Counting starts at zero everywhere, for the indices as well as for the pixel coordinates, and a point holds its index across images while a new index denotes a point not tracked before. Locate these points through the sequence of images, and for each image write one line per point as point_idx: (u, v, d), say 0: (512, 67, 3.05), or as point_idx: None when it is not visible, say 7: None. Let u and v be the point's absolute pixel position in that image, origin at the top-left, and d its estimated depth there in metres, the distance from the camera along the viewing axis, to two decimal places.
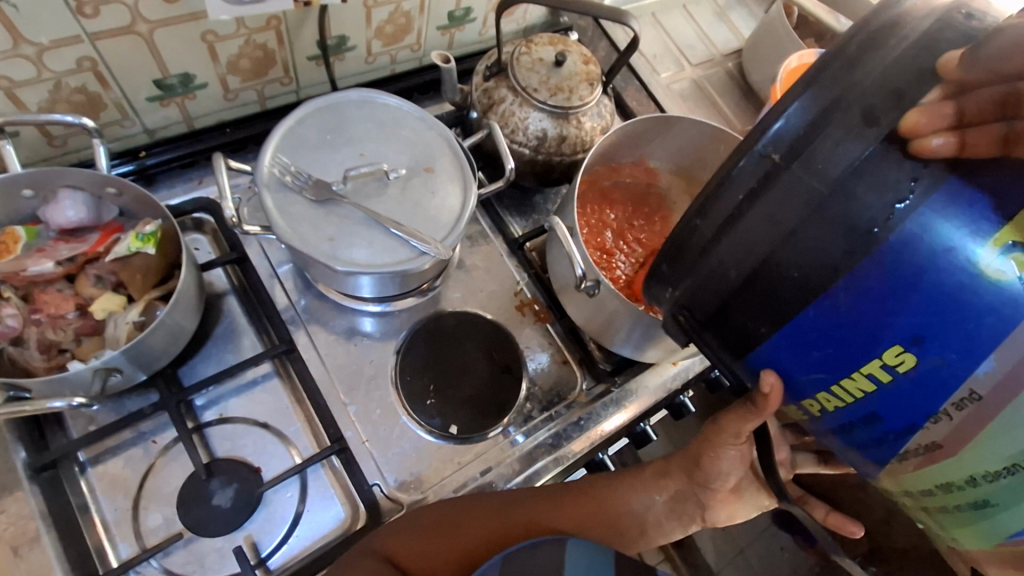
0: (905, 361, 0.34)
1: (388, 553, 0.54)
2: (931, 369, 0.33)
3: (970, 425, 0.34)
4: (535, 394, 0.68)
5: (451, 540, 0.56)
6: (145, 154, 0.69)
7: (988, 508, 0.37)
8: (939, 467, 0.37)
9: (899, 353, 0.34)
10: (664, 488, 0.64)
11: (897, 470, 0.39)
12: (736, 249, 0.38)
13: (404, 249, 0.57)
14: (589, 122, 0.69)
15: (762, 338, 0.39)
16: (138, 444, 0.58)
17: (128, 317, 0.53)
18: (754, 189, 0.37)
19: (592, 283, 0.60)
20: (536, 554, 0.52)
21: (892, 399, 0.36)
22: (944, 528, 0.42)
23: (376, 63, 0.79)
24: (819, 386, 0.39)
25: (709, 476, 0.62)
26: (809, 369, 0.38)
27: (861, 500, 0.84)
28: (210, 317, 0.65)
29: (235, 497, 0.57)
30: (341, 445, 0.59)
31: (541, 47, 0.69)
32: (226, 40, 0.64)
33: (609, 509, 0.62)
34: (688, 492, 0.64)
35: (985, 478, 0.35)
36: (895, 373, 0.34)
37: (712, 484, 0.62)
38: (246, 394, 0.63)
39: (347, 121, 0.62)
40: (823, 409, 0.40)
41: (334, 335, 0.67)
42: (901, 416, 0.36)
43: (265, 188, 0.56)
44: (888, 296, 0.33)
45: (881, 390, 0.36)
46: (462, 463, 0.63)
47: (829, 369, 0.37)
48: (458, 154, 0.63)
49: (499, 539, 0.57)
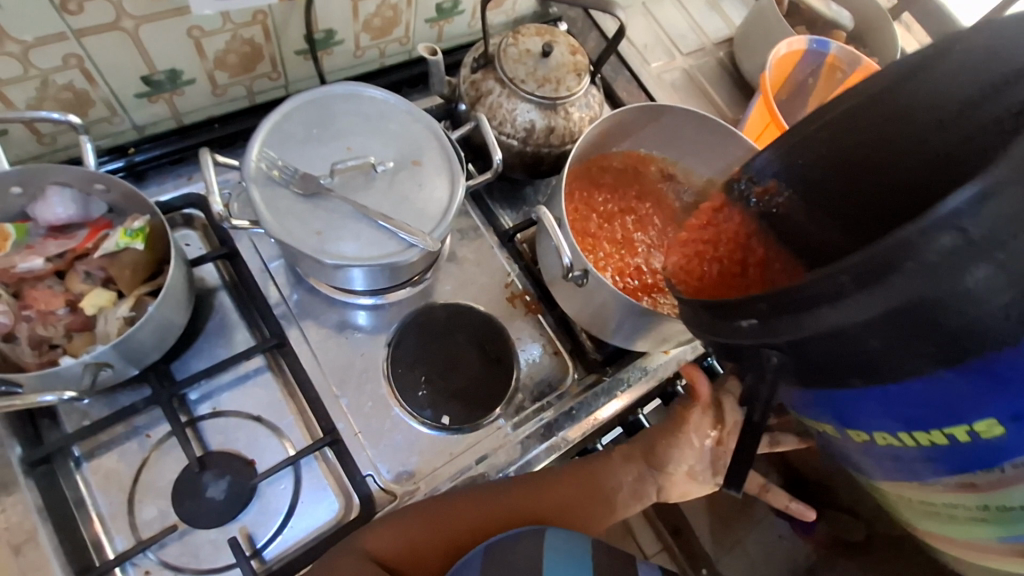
0: (991, 430, 0.32)
1: (371, 554, 0.54)
2: (1018, 444, 0.32)
3: (1020, 481, 0.33)
4: (526, 385, 0.69)
5: (438, 534, 0.57)
6: (134, 150, 0.69)
7: (981, 522, 0.37)
8: (965, 493, 0.37)
9: (991, 424, 0.32)
10: (629, 471, 0.66)
11: (913, 485, 0.40)
12: (885, 326, 0.32)
13: (392, 241, 0.58)
14: (576, 113, 0.69)
15: (850, 387, 0.36)
16: (132, 438, 0.58)
17: (119, 313, 0.53)
18: (934, 266, 0.30)
19: (580, 274, 0.60)
20: (517, 547, 0.53)
21: (958, 454, 0.35)
22: (921, 516, 0.43)
23: (365, 57, 0.79)
24: (883, 427, 0.37)
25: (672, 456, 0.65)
26: (885, 416, 0.36)
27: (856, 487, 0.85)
28: (201, 312, 0.65)
29: (227, 490, 0.57)
30: (333, 437, 0.60)
31: (528, 38, 0.69)
32: (213, 35, 0.64)
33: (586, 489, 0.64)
34: (646, 475, 0.66)
35: (998, 508, 0.35)
36: (976, 437, 0.33)
37: (668, 468, 0.66)
38: (238, 388, 0.63)
39: (334, 116, 0.62)
40: (870, 441, 0.39)
41: (326, 328, 0.67)
42: (959, 464, 0.35)
43: (253, 182, 0.57)
44: (1002, 376, 0.30)
45: (953, 445, 0.35)
46: (454, 454, 0.64)
47: (909, 421, 0.35)
48: (445, 146, 0.63)
49: (479, 532, 0.58)
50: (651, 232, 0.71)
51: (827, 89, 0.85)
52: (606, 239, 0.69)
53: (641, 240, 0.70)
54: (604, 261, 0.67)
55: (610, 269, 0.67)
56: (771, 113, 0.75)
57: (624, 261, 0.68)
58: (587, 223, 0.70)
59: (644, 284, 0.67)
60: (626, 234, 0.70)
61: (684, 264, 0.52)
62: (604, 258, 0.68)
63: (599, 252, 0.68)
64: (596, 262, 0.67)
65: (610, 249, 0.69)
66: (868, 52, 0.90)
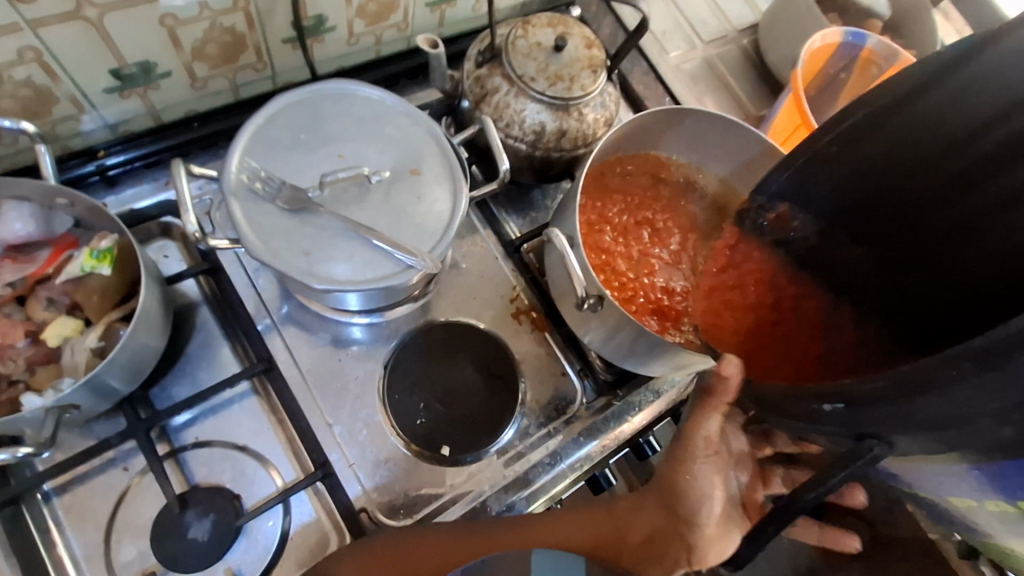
0: None
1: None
2: None
3: None
4: (533, 410, 0.64)
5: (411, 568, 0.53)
6: (103, 153, 0.63)
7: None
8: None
9: None
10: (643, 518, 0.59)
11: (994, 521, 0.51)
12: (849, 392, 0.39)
13: (389, 262, 0.52)
14: (591, 113, 0.63)
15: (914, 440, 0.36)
16: (108, 472, 0.54)
17: (87, 343, 0.48)
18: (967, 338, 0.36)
19: (596, 301, 0.55)
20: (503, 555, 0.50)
21: None
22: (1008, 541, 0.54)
23: (359, 44, 0.72)
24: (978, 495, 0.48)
25: (692, 500, 0.57)
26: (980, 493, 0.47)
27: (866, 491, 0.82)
28: (181, 331, 0.60)
29: (212, 529, 0.53)
30: (325, 470, 0.56)
31: (539, 29, 0.63)
32: (189, 24, 0.58)
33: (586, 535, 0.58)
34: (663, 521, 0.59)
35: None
36: None
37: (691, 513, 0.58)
38: (221, 415, 0.58)
39: (323, 119, 0.56)
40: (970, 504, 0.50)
41: (318, 348, 0.62)
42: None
43: (233, 197, 0.51)
44: None
45: None
46: (454, 486, 0.60)
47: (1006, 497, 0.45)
48: (447, 153, 0.57)
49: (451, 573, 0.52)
50: (671, 248, 0.66)
51: (861, 86, 0.78)
52: (621, 256, 0.64)
53: (659, 257, 0.65)
54: (619, 282, 0.62)
55: (625, 289, 0.62)
56: (802, 115, 0.69)
57: (641, 282, 0.63)
58: (601, 237, 0.64)
59: (660, 306, 0.62)
60: (642, 250, 0.65)
61: (714, 318, 0.54)
62: (619, 276, 0.62)
63: (611, 273, 0.62)
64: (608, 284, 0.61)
65: (625, 266, 0.63)
66: (903, 43, 0.84)
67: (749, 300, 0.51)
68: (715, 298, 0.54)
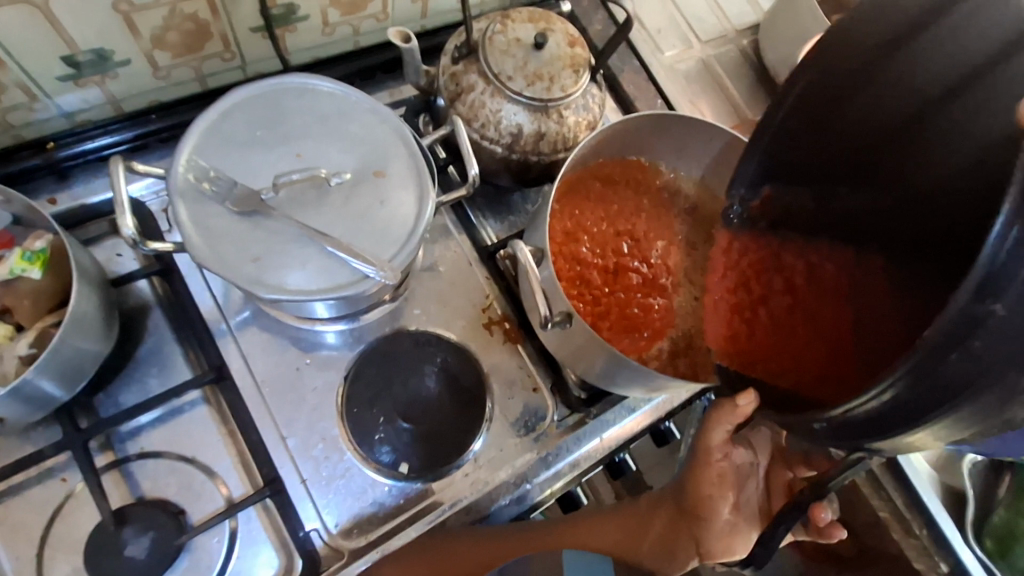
0: None
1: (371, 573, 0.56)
2: None
3: None
4: (500, 426, 0.61)
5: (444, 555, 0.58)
6: (53, 145, 0.60)
7: None
8: None
9: None
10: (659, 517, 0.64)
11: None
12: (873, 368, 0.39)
13: (345, 270, 0.49)
14: (572, 116, 0.59)
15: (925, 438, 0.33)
16: (45, 483, 0.51)
17: (17, 351, 0.45)
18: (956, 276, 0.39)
19: (562, 319, 0.52)
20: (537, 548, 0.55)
21: None
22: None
23: (335, 34, 0.69)
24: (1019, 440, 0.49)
25: (702, 504, 0.63)
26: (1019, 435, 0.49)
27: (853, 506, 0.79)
28: (132, 336, 0.57)
29: (151, 548, 0.50)
30: (274, 488, 0.54)
31: (519, 25, 0.59)
32: (145, 10, 0.55)
33: (608, 531, 0.62)
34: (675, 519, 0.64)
35: None
36: None
37: (701, 513, 0.63)
38: (171, 423, 0.56)
39: (282, 115, 0.52)
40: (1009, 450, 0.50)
41: (275, 357, 0.59)
42: None
43: (179, 198, 0.48)
44: None
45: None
46: (412, 506, 0.57)
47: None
48: (414, 154, 0.54)
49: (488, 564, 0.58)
50: (653, 262, 0.62)
51: None
52: (597, 267, 0.60)
53: (640, 269, 0.61)
54: (592, 296, 0.59)
55: (598, 303, 0.59)
56: None
57: (617, 297, 0.59)
58: (577, 247, 0.61)
59: (636, 321, 0.59)
60: (620, 261, 0.61)
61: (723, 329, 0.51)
62: (593, 289, 0.59)
63: (584, 287, 0.59)
64: (579, 300, 0.59)
65: (599, 278, 0.60)
66: None
67: (763, 297, 0.49)
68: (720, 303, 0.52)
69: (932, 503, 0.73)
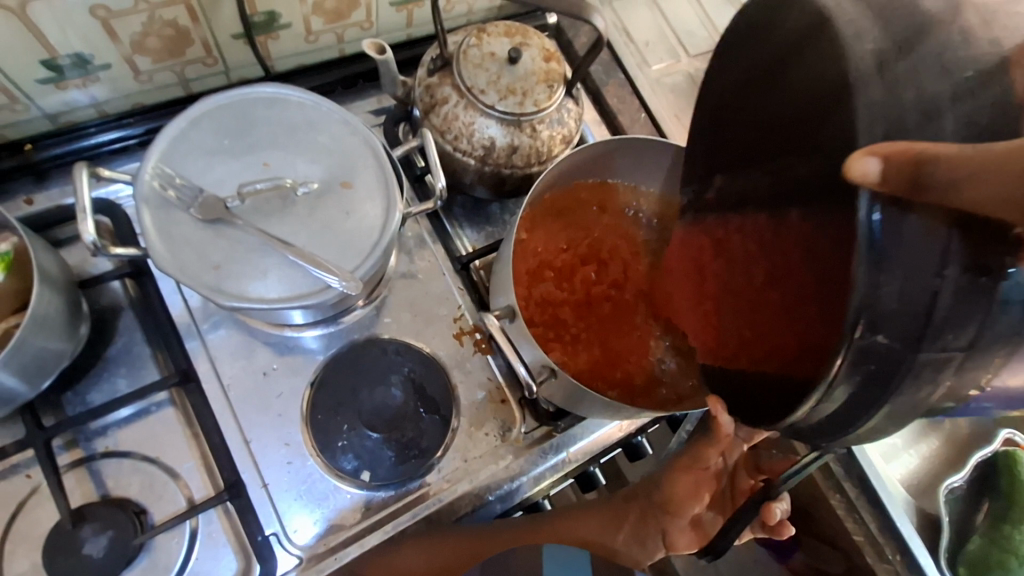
0: None
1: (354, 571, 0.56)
2: None
3: None
4: (467, 436, 0.61)
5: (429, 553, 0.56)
6: (31, 147, 0.61)
7: None
8: None
9: None
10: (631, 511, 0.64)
11: None
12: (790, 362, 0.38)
13: (306, 280, 0.49)
14: (546, 130, 0.59)
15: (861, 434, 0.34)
16: (10, 479, 0.53)
17: None
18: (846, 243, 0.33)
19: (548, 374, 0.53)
20: (510, 558, 0.55)
21: None
22: None
23: (319, 41, 0.69)
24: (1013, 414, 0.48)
25: (675, 496, 0.63)
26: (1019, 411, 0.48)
27: (837, 529, 0.77)
28: (102, 336, 0.58)
29: (108, 547, 0.51)
30: (234, 492, 0.54)
31: (494, 38, 0.59)
32: (124, 16, 0.55)
33: (576, 524, 0.62)
34: (651, 521, 0.64)
35: None
36: None
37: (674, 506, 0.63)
38: (135, 424, 0.57)
39: (252, 125, 0.53)
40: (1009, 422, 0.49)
41: (242, 362, 0.60)
42: None
43: (143, 204, 0.49)
44: None
45: None
46: (373, 515, 0.57)
47: None
48: (383, 166, 0.54)
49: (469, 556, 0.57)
50: (624, 284, 0.62)
51: None
52: (567, 305, 0.61)
53: (611, 295, 0.61)
54: (568, 336, 0.59)
55: (570, 339, 0.60)
56: None
57: (592, 330, 0.60)
58: (545, 285, 0.61)
59: (607, 354, 0.60)
60: (590, 292, 0.61)
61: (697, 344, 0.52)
62: (564, 329, 0.60)
63: (561, 329, 0.60)
64: (557, 345, 0.59)
65: (568, 316, 0.60)
66: None
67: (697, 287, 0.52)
68: (680, 297, 0.56)
69: (905, 529, 0.71)
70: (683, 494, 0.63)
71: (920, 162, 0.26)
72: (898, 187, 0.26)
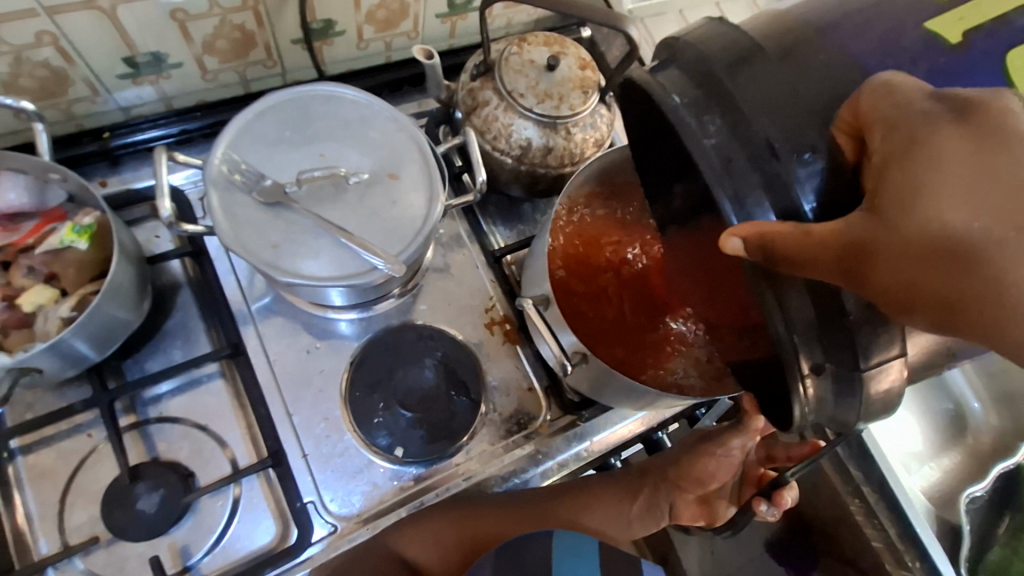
0: None
1: (402, 555, 0.58)
2: None
3: None
4: (495, 420, 0.64)
5: (464, 531, 0.59)
6: (108, 135, 0.66)
7: None
8: None
9: None
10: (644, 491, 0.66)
11: None
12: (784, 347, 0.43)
13: (355, 261, 0.53)
14: (579, 133, 0.63)
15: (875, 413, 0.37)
16: (73, 437, 0.57)
17: (60, 312, 0.52)
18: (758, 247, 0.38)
19: (578, 359, 0.56)
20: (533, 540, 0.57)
21: None
22: None
23: (369, 49, 0.74)
24: None
25: (692, 478, 0.66)
26: None
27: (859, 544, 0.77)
28: (161, 310, 0.63)
29: (159, 504, 0.55)
30: (276, 459, 0.57)
31: (534, 48, 0.63)
32: (199, 19, 0.61)
33: (589, 501, 0.64)
34: (659, 492, 0.67)
35: None
36: None
37: (687, 486, 0.67)
38: (188, 393, 0.61)
39: (309, 119, 0.58)
40: None
41: (286, 340, 0.64)
42: None
43: (212, 186, 0.53)
44: None
45: None
46: (404, 488, 0.61)
47: None
48: (428, 160, 0.58)
49: (497, 534, 0.60)
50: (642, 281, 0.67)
51: None
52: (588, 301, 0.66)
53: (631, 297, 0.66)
54: (591, 328, 0.64)
55: (592, 331, 0.64)
56: None
57: (612, 324, 0.65)
58: (568, 280, 0.67)
59: (627, 347, 0.64)
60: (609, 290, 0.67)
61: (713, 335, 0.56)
62: (587, 321, 0.65)
63: (584, 321, 0.65)
64: (583, 332, 0.64)
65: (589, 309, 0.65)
66: None
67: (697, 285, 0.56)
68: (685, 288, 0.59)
69: (925, 535, 0.72)
70: (701, 476, 0.66)
71: (769, 237, 0.32)
72: (760, 258, 0.32)
